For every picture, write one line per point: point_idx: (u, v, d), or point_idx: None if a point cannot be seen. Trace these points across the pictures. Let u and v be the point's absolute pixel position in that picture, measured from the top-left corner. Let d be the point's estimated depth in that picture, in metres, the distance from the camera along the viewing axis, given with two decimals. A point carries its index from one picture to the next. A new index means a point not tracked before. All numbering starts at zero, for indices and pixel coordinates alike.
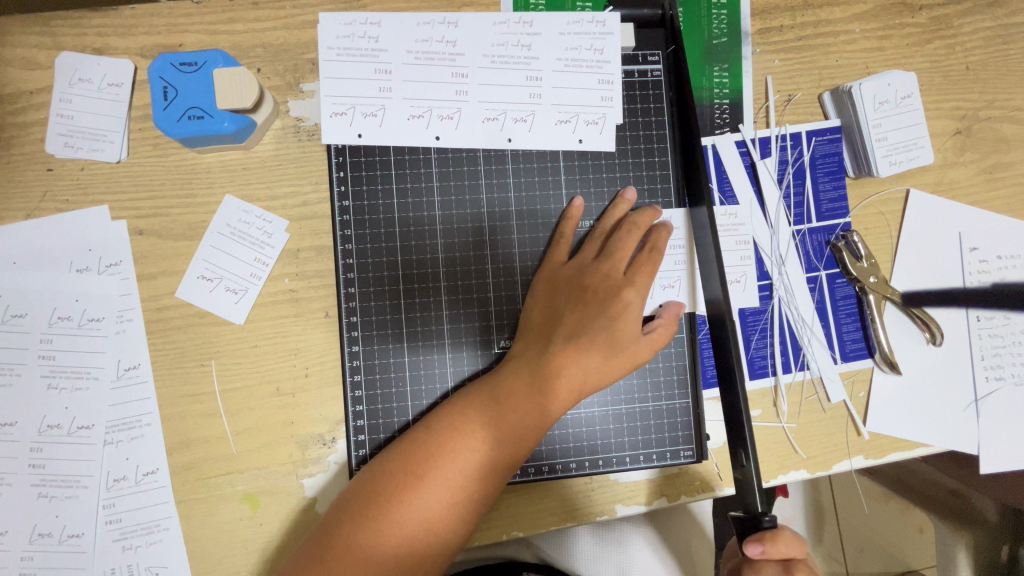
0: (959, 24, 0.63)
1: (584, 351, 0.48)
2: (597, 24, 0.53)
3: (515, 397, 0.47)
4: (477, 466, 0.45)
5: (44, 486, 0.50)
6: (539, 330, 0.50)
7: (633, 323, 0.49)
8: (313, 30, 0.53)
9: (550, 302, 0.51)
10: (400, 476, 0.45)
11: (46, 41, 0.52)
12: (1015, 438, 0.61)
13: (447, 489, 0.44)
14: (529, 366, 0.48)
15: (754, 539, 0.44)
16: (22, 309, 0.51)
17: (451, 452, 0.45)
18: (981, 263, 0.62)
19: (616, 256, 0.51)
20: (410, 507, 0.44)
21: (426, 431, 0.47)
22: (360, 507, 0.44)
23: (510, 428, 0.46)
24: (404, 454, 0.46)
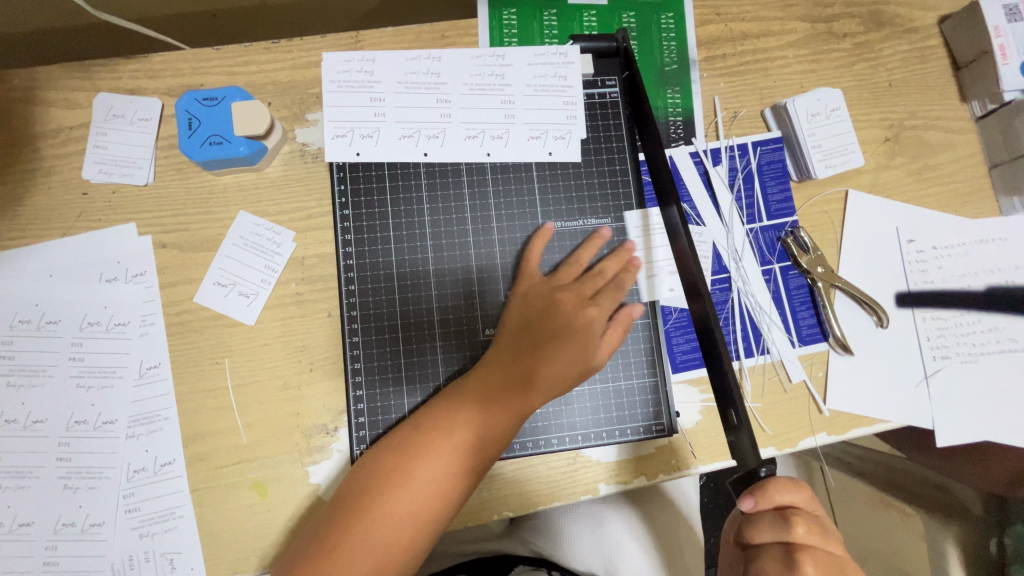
0: (880, 48, 0.72)
1: (551, 354, 0.54)
2: (561, 55, 0.62)
3: (498, 399, 0.52)
4: (460, 453, 0.50)
5: (69, 478, 0.54)
6: (513, 337, 0.55)
7: (597, 334, 0.56)
8: (317, 69, 0.62)
9: (526, 315, 0.56)
10: (391, 470, 0.49)
11: (86, 84, 0.60)
12: (968, 412, 0.66)
13: (431, 478, 0.49)
14: (506, 371, 0.53)
15: (745, 493, 0.41)
16: (56, 317, 0.56)
17: (436, 444, 0.50)
18: (919, 253, 0.68)
19: (586, 278, 0.58)
20: (398, 495, 0.48)
21: (415, 431, 0.51)
22: (354, 500, 0.48)
23: (491, 420, 0.51)
24: (395, 447, 0.51)
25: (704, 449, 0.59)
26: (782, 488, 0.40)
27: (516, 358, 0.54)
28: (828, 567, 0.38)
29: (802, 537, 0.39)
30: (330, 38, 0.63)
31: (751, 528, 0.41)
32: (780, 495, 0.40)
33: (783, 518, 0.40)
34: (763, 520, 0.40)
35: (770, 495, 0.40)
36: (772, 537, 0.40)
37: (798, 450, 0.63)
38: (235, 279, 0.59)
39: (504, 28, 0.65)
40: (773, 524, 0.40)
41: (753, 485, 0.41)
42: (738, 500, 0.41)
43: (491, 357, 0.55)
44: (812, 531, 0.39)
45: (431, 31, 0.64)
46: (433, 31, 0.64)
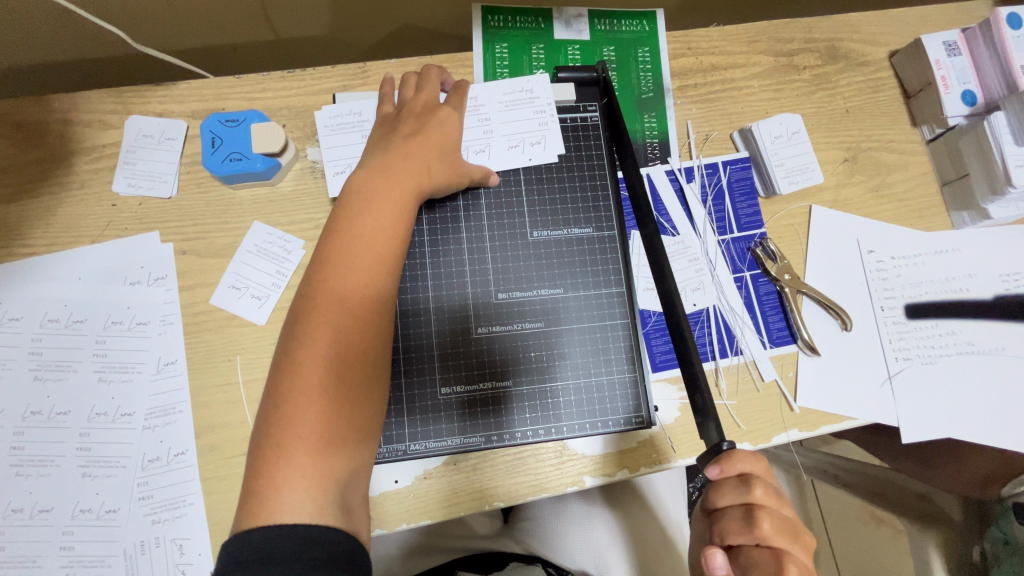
0: (837, 79, 0.80)
1: (397, 235, 0.55)
2: (528, 89, 0.68)
3: (334, 282, 0.51)
4: (337, 356, 0.49)
5: (88, 466, 0.58)
6: (387, 217, 0.55)
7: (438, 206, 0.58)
8: (328, 95, 0.69)
9: (360, 197, 0.55)
10: (286, 392, 0.47)
11: (119, 108, 0.67)
12: (931, 410, 0.71)
13: (328, 368, 0.48)
14: (331, 280, 0.51)
15: (712, 461, 0.45)
16: (82, 316, 0.61)
17: (317, 361, 0.48)
18: (878, 263, 0.74)
19: (412, 158, 0.58)
20: (304, 397, 0.47)
21: (291, 347, 0.49)
22: (270, 415, 0.47)
23: (335, 292, 0.51)
24: (284, 360, 0.49)
25: (682, 443, 0.64)
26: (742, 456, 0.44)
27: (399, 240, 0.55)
28: (781, 524, 0.43)
29: (759, 498, 0.44)
30: (340, 69, 0.70)
31: (717, 492, 0.46)
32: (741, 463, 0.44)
33: (744, 482, 0.44)
34: (727, 485, 0.45)
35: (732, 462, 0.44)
36: (733, 499, 0.45)
37: (771, 444, 0.68)
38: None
39: (496, 61, 0.73)
40: (735, 488, 0.45)
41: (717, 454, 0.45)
42: (706, 467, 0.46)
43: (363, 261, 0.53)
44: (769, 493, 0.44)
45: (431, 62, 0.71)
46: (433, 63, 0.71)
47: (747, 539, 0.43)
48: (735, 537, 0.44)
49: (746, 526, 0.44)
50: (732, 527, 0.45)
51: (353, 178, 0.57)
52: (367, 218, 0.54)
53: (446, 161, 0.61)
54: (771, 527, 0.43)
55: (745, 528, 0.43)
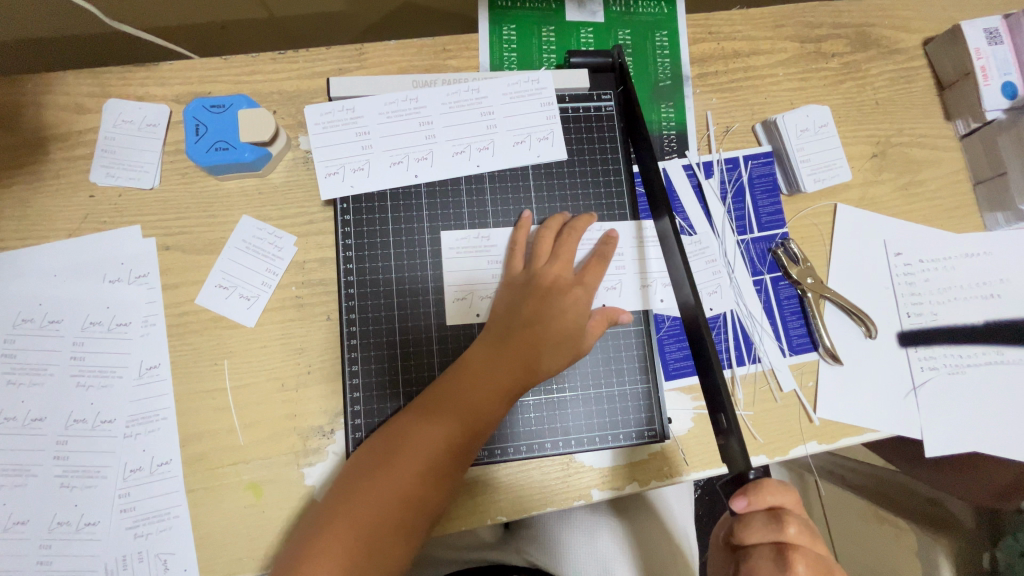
0: (867, 68, 0.75)
1: (539, 343, 0.54)
2: (533, 80, 0.63)
3: (459, 372, 0.54)
4: (424, 445, 0.51)
5: (66, 476, 0.55)
6: (500, 321, 0.56)
7: (583, 316, 0.56)
8: (322, 79, 0.64)
9: (511, 299, 0.57)
10: (366, 469, 0.51)
11: (96, 90, 0.62)
12: (957, 423, 0.67)
13: (414, 466, 0.50)
14: (466, 361, 0.55)
15: (738, 493, 0.42)
16: (59, 316, 0.57)
17: (402, 455, 0.51)
18: (905, 266, 0.70)
19: (563, 260, 0.58)
20: (382, 487, 0.49)
21: (394, 425, 0.54)
22: (340, 495, 0.50)
23: (444, 383, 0.54)
24: (376, 445, 0.52)
25: (696, 456, 0.60)
26: (773, 489, 0.41)
27: (497, 343, 0.55)
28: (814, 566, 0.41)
29: (792, 537, 0.41)
30: (335, 50, 0.65)
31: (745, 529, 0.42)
32: (771, 497, 0.41)
33: (774, 519, 0.42)
34: (755, 522, 0.42)
35: (763, 496, 0.41)
36: (762, 538, 0.42)
37: (789, 458, 0.64)
38: (471, 288, 0.61)
39: (503, 43, 0.67)
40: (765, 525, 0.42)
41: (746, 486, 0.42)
42: (731, 500, 0.42)
43: (457, 367, 0.55)
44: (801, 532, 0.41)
45: (433, 44, 0.66)
46: (435, 45, 0.66)
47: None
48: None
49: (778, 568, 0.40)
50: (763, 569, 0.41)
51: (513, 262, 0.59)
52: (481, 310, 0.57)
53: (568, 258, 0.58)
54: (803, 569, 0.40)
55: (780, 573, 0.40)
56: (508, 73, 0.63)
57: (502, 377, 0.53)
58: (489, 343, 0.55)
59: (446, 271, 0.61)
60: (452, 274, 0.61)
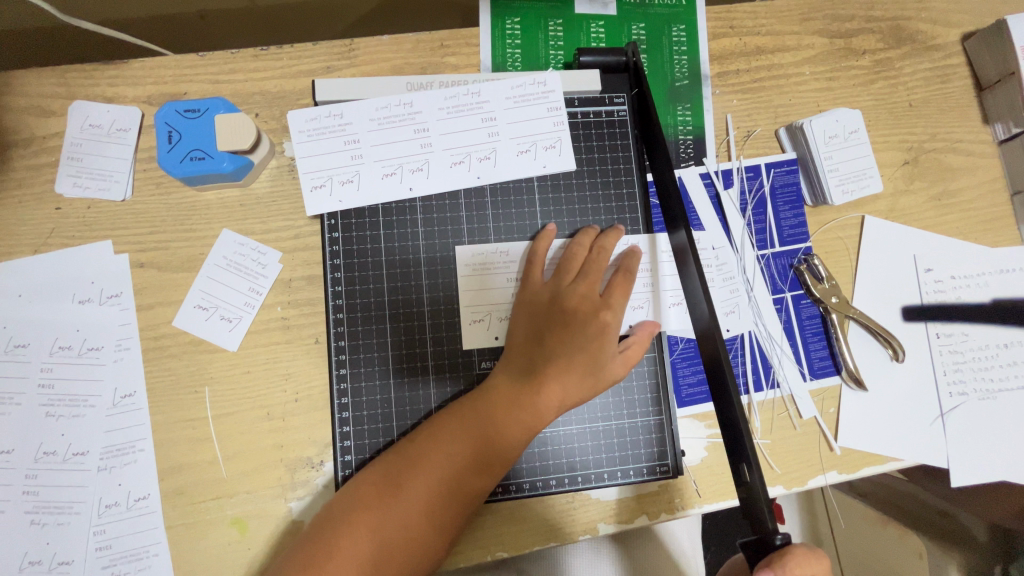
0: (900, 66, 0.69)
1: (563, 372, 0.50)
2: (539, 83, 0.58)
3: (484, 397, 0.50)
4: (441, 477, 0.47)
5: (37, 512, 0.51)
6: (522, 344, 0.52)
7: (612, 344, 0.51)
8: (308, 79, 0.59)
9: (533, 319, 0.53)
10: (373, 494, 0.47)
11: (61, 91, 0.57)
12: (987, 451, 0.62)
13: (423, 495, 0.47)
14: (492, 387, 0.50)
15: (763, 567, 0.39)
16: (25, 340, 0.53)
17: (411, 484, 0.47)
18: (937, 283, 0.65)
19: (591, 279, 0.53)
20: (387, 516, 0.46)
21: (402, 448, 0.49)
22: (338, 520, 0.46)
23: (466, 407, 0.50)
24: (383, 468, 0.48)
25: (709, 488, 0.56)
26: (802, 564, 0.38)
27: (520, 369, 0.51)
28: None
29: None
30: (322, 47, 0.59)
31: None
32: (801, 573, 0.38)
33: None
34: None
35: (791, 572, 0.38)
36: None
37: (808, 489, 0.60)
38: (487, 308, 0.56)
39: (506, 39, 0.62)
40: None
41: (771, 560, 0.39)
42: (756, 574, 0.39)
43: (475, 393, 0.51)
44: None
45: (430, 40, 0.60)
46: (432, 40, 0.60)
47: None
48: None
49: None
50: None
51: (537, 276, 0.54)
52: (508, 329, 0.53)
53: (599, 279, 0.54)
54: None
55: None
56: (513, 74, 0.58)
57: (524, 409, 0.49)
58: (513, 371, 0.51)
59: (460, 290, 0.56)
60: (467, 294, 0.56)
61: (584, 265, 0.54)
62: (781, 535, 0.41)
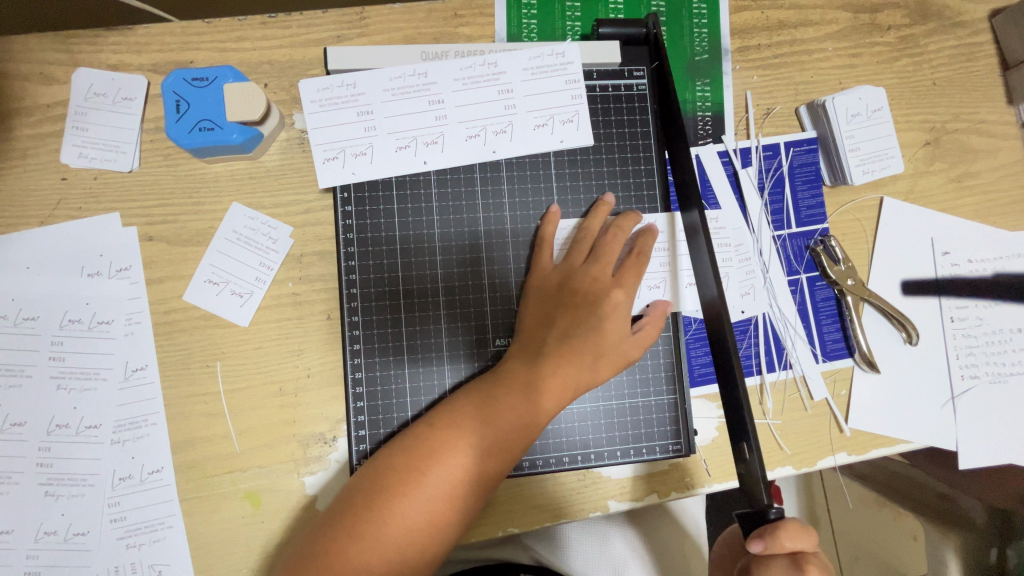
0: (925, 43, 0.67)
1: (577, 353, 0.50)
2: (558, 54, 0.56)
3: (499, 384, 0.50)
4: (454, 465, 0.46)
5: (51, 485, 0.51)
6: (535, 327, 0.52)
7: (622, 322, 0.51)
8: (317, 48, 0.57)
9: (544, 303, 0.52)
10: (386, 484, 0.46)
11: (64, 58, 0.55)
12: (994, 434, 0.63)
13: (448, 481, 0.46)
14: (506, 374, 0.50)
15: (755, 536, 0.42)
16: (34, 313, 0.52)
17: (436, 468, 0.46)
18: (953, 267, 0.64)
19: (603, 260, 0.53)
20: (412, 500, 0.45)
21: (413, 437, 0.48)
22: (363, 504, 0.45)
23: (479, 394, 0.50)
24: (404, 452, 0.48)
25: (719, 467, 0.57)
26: (793, 536, 0.41)
27: (518, 362, 0.50)
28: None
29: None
30: (332, 14, 0.57)
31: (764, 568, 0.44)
32: (791, 544, 0.41)
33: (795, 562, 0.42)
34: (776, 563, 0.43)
35: (781, 542, 0.41)
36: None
37: (816, 469, 0.60)
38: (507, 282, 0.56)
39: (522, 8, 0.60)
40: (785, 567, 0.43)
41: (764, 530, 0.42)
42: (748, 541, 0.43)
43: (493, 376, 0.51)
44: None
45: (443, 9, 0.59)
46: (446, 9, 0.59)
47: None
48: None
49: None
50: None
51: (545, 260, 0.54)
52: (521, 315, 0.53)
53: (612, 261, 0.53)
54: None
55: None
56: (530, 44, 0.56)
57: (541, 391, 0.49)
58: (526, 356, 0.50)
59: (474, 269, 0.56)
60: (479, 271, 0.56)
61: (594, 247, 0.54)
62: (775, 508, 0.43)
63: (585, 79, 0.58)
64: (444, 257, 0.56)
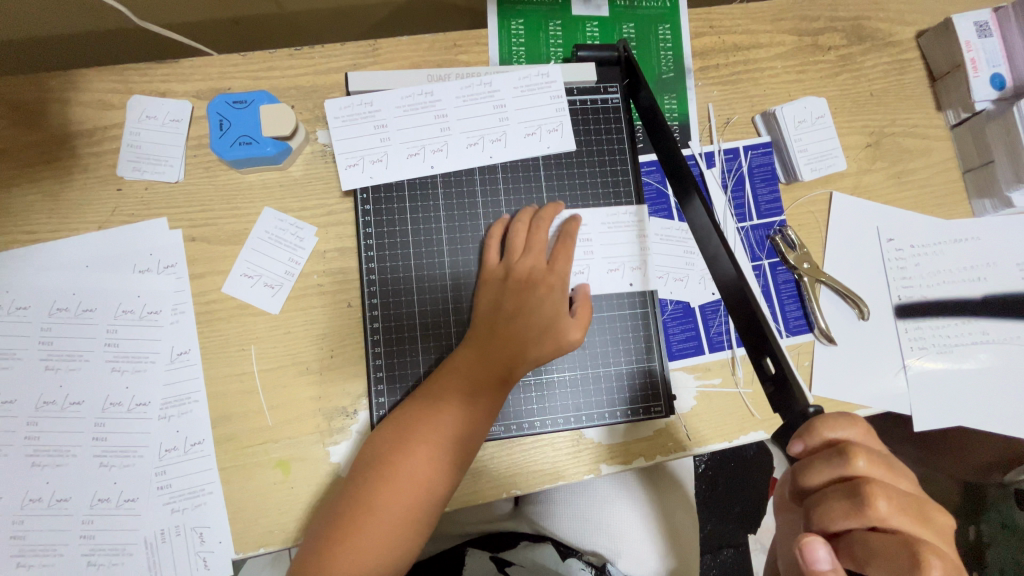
0: (862, 60, 0.77)
1: (523, 332, 0.57)
2: (543, 75, 0.65)
3: (455, 367, 0.57)
4: (430, 441, 0.53)
5: (104, 456, 0.58)
6: (485, 316, 0.59)
7: (556, 300, 0.59)
8: (336, 75, 0.66)
9: (490, 295, 0.60)
10: (372, 471, 0.52)
11: (120, 87, 0.64)
12: (946, 400, 0.70)
13: (422, 454, 0.53)
14: (466, 356, 0.57)
15: (793, 438, 0.43)
16: (92, 305, 0.60)
17: (409, 447, 0.53)
18: (897, 252, 0.73)
19: (534, 251, 0.60)
20: (396, 479, 0.52)
21: (387, 425, 0.55)
22: (356, 488, 0.52)
23: (436, 379, 0.57)
24: (381, 439, 0.54)
25: (699, 431, 0.64)
26: (830, 426, 0.42)
27: (479, 346, 0.57)
28: (893, 491, 0.40)
29: (863, 471, 0.40)
30: (350, 46, 0.67)
31: (809, 471, 0.43)
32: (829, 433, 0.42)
33: (838, 453, 0.41)
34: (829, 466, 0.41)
35: (819, 433, 0.42)
36: (830, 475, 0.42)
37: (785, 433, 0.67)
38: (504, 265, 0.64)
39: (512, 38, 0.70)
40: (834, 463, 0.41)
41: (801, 430, 0.43)
42: (788, 445, 0.44)
43: (447, 361, 0.58)
44: (873, 464, 0.41)
45: (444, 40, 0.68)
46: (446, 40, 0.68)
47: (857, 522, 0.39)
48: (843, 521, 0.40)
49: (852, 502, 0.40)
50: (837, 509, 0.40)
51: (490, 259, 0.62)
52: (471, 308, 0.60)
53: (538, 251, 0.60)
54: (888, 503, 0.39)
55: (856, 509, 0.39)
56: (520, 67, 0.66)
57: (496, 366, 0.56)
58: (477, 343, 0.58)
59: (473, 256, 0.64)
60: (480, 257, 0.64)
61: (527, 240, 0.61)
62: (814, 407, 0.44)
63: (567, 95, 0.67)
64: (450, 246, 0.64)
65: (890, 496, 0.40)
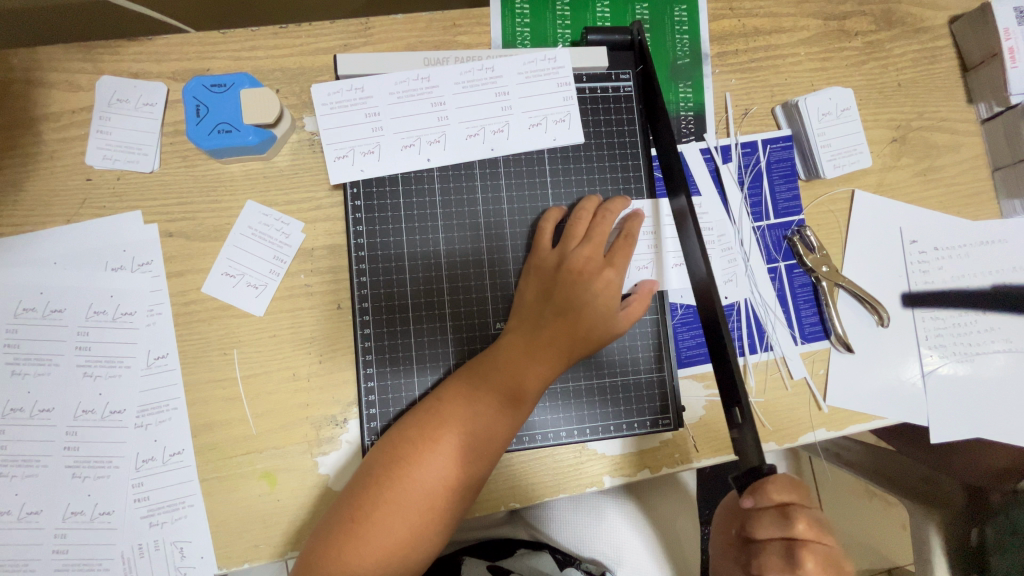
0: (890, 47, 0.72)
1: (573, 327, 0.54)
2: (550, 60, 0.60)
3: (504, 356, 0.53)
4: (470, 432, 0.50)
5: (78, 467, 0.54)
6: (533, 305, 0.56)
7: (613, 298, 0.55)
8: (324, 57, 0.61)
9: (542, 283, 0.56)
10: (406, 454, 0.49)
11: (88, 67, 0.59)
12: (964, 412, 0.66)
13: (461, 446, 0.50)
14: (513, 345, 0.54)
15: (745, 493, 0.46)
16: (62, 305, 0.56)
17: (444, 436, 0.50)
18: (920, 255, 0.69)
19: (596, 241, 0.57)
20: (429, 466, 0.49)
21: (428, 408, 0.52)
22: (383, 474, 0.49)
23: (487, 366, 0.53)
24: (417, 423, 0.51)
25: (707, 444, 0.61)
26: (779, 490, 0.45)
27: (525, 335, 0.54)
28: (822, 555, 0.45)
29: (802, 533, 0.45)
30: (339, 24, 0.61)
31: (756, 523, 0.46)
32: (778, 496, 0.45)
33: (783, 513, 0.45)
34: (770, 522, 0.46)
35: (769, 495, 0.45)
36: (773, 533, 0.46)
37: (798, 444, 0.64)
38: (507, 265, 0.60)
39: (516, 18, 0.64)
40: (776, 522, 0.46)
41: (751, 486, 0.46)
42: (740, 498, 0.46)
43: (490, 350, 0.54)
44: (811, 526, 0.45)
45: (442, 19, 0.63)
46: (444, 19, 0.63)
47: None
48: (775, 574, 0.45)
49: (785, 560, 0.45)
50: (772, 564, 0.45)
51: (544, 244, 0.58)
52: (525, 294, 0.57)
53: (599, 242, 0.57)
54: (813, 564, 0.44)
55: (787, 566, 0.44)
56: (525, 50, 0.61)
57: (543, 360, 0.53)
58: (525, 331, 0.54)
59: (473, 256, 0.60)
60: (481, 256, 0.60)
61: (587, 229, 0.58)
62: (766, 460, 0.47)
63: (575, 82, 0.62)
64: (447, 244, 0.60)
65: (818, 557, 0.45)
